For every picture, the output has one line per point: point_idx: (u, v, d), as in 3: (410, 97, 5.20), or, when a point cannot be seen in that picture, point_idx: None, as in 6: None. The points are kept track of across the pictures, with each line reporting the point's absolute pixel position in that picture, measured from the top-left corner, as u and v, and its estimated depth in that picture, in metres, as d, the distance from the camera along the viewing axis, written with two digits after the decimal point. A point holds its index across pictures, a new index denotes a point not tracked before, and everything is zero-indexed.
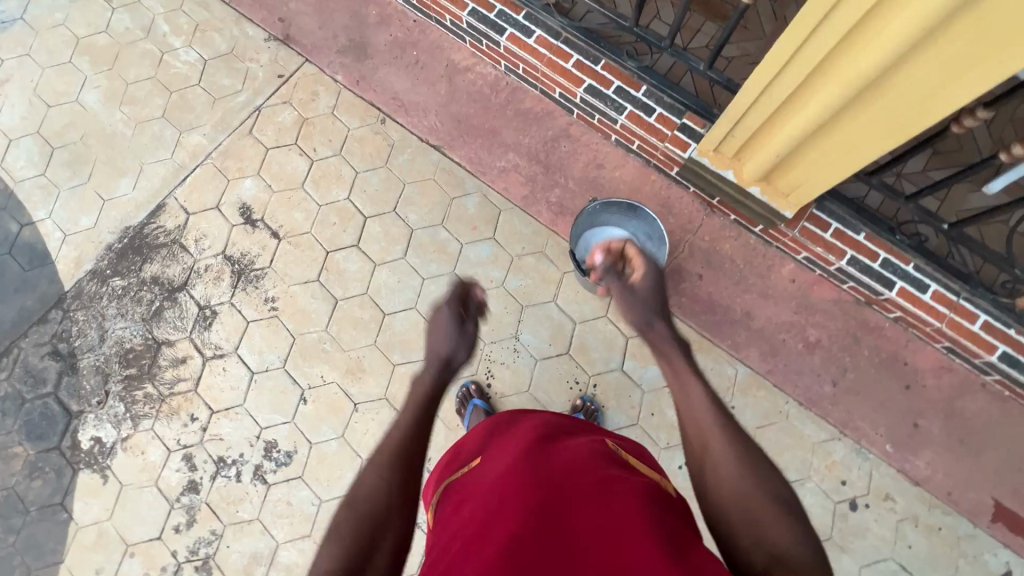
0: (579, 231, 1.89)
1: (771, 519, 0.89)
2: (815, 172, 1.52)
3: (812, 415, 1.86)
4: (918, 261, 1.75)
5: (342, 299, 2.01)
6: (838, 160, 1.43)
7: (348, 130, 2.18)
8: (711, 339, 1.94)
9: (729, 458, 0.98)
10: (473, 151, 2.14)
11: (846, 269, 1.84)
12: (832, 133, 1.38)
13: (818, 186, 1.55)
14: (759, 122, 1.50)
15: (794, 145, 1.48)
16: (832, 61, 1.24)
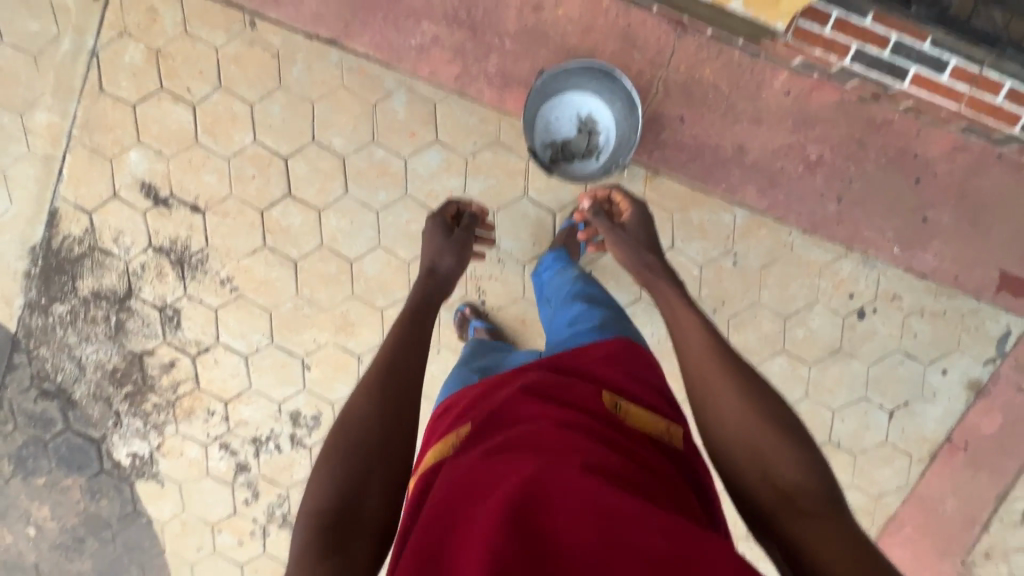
0: (533, 113, 1.56)
1: (776, 451, 0.93)
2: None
3: (817, 239, 1.77)
4: (936, 35, 1.50)
5: (300, 259, 1.82)
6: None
7: (215, 48, 1.70)
8: (705, 188, 1.76)
9: (746, 397, 0.98)
10: (377, 33, 1.68)
11: (852, 68, 1.58)
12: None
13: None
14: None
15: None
16: None
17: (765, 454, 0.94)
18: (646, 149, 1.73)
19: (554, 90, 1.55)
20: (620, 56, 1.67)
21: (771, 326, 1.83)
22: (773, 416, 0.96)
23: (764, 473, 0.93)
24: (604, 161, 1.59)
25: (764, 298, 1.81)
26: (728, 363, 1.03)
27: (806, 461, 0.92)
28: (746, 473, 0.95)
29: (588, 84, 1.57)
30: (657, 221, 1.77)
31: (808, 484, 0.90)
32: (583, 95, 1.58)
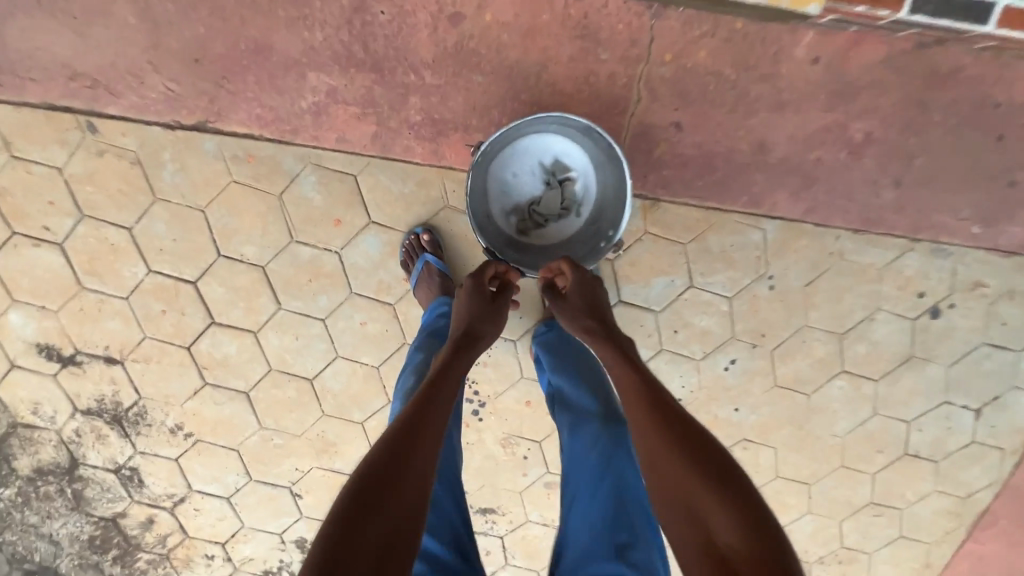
0: (484, 192, 1.19)
1: (711, 508, 0.75)
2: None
3: (873, 238, 1.39)
4: None
5: (251, 389, 1.52)
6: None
7: (59, 168, 1.30)
8: (722, 207, 1.35)
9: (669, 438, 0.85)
10: (255, 102, 1.25)
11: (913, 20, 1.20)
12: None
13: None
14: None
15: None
16: None
17: (691, 500, 0.78)
18: (638, 173, 1.32)
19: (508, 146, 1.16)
20: (581, 59, 1.22)
21: (825, 347, 1.50)
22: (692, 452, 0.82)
23: (690, 526, 0.76)
24: (591, 230, 1.22)
25: (814, 319, 1.46)
26: (644, 398, 0.93)
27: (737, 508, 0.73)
28: (678, 529, 0.78)
29: (554, 127, 1.17)
30: (667, 259, 1.39)
31: (737, 540, 0.70)
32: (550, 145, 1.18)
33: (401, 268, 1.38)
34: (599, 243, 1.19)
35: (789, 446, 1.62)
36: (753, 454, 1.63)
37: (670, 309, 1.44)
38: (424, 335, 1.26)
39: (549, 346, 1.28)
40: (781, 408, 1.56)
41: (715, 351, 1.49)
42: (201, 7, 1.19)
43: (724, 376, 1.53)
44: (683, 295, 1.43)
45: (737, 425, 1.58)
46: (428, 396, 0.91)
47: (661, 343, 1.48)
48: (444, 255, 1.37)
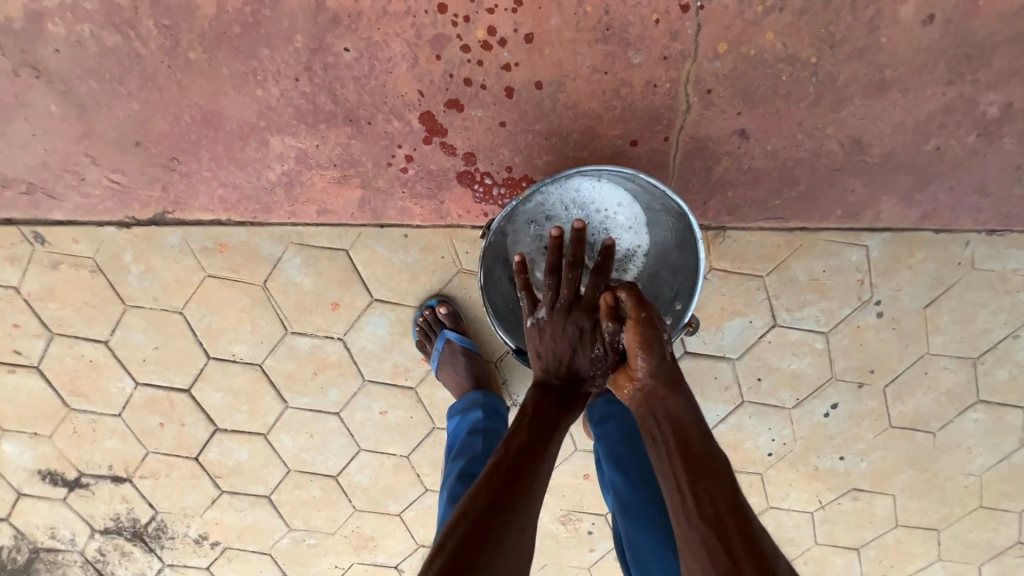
0: (535, 210, 0.95)
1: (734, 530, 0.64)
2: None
3: (1011, 238, 1.06)
4: None
5: (272, 492, 1.34)
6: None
7: (17, 287, 1.12)
8: (807, 227, 1.05)
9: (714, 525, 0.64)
10: (214, 183, 1.03)
11: None
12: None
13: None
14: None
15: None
16: None
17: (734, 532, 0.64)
18: (694, 201, 1.04)
19: (523, 230, 0.96)
20: (604, 70, 0.94)
21: (953, 378, 1.19)
22: (739, 510, 0.66)
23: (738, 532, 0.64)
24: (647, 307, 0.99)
25: (938, 345, 1.15)
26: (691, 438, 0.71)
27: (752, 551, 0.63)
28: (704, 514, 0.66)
29: (642, 203, 0.94)
30: (741, 298, 1.11)
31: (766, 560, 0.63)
32: (619, 210, 0.95)
33: (417, 349, 1.15)
34: (666, 320, 0.95)
35: (911, 491, 1.32)
36: (867, 504, 1.34)
37: (750, 355, 1.17)
38: (460, 454, 0.98)
39: (617, 464, 0.96)
40: (898, 451, 1.27)
41: (811, 397, 1.20)
42: (128, 78, 0.96)
43: (824, 424, 1.24)
44: (765, 337, 1.15)
45: (845, 475, 1.30)
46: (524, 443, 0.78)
47: (740, 395, 1.21)
48: (466, 327, 1.14)
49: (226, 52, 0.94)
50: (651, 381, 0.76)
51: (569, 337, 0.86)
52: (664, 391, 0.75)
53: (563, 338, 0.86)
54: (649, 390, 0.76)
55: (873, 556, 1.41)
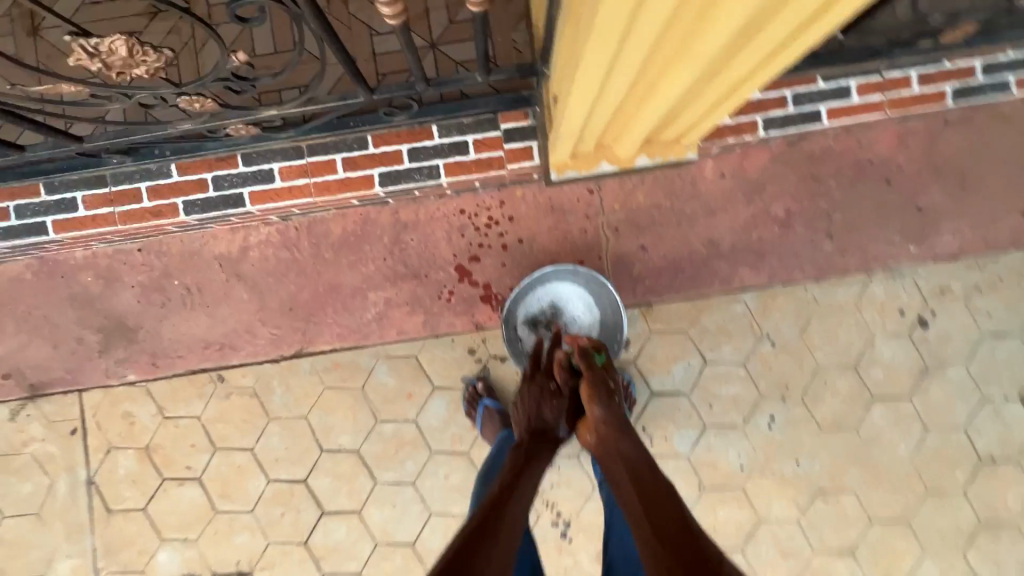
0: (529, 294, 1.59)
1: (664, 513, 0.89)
2: (787, 36, 0.70)
3: (833, 280, 1.68)
4: (892, 62, 1.47)
5: (363, 569, 1.67)
6: (833, 12, 0.62)
7: (198, 416, 1.68)
8: (703, 294, 1.68)
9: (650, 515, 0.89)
10: (335, 325, 1.69)
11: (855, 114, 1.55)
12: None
13: (828, 30, 0.68)
14: (618, 34, 0.71)
15: (749, 16, 0.63)
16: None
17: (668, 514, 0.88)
18: (627, 290, 1.68)
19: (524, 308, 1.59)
20: (557, 228, 1.66)
21: (847, 382, 1.67)
22: (668, 501, 0.92)
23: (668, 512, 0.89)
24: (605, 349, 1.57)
25: (823, 359, 1.67)
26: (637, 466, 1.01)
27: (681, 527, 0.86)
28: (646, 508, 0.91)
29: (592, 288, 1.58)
30: (677, 346, 1.67)
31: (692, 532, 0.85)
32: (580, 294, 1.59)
33: (467, 418, 1.66)
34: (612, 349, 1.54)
35: (866, 485, 1.67)
36: (837, 503, 1.67)
37: (698, 387, 1.67)
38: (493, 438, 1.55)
39: None
40: (837, 448, 1.67)
41: (752, 412, 1.66)
42: (289, 273, 1.68)
43: (772, 434, 1.67)
44: (703, 372, 1.67)
45: (807, 478, 1.67)
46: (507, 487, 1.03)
47: (702, 419, 1.67)
48: (498, 396, 1.66)
49: (345, 250, 1.68)
50: (600, 411, 1.13)
51: (536, 396, 1.25)
52: (614, 433, 1.09)
53: (529, 399, 1.25)
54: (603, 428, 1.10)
55: (867, 557, 1.67)
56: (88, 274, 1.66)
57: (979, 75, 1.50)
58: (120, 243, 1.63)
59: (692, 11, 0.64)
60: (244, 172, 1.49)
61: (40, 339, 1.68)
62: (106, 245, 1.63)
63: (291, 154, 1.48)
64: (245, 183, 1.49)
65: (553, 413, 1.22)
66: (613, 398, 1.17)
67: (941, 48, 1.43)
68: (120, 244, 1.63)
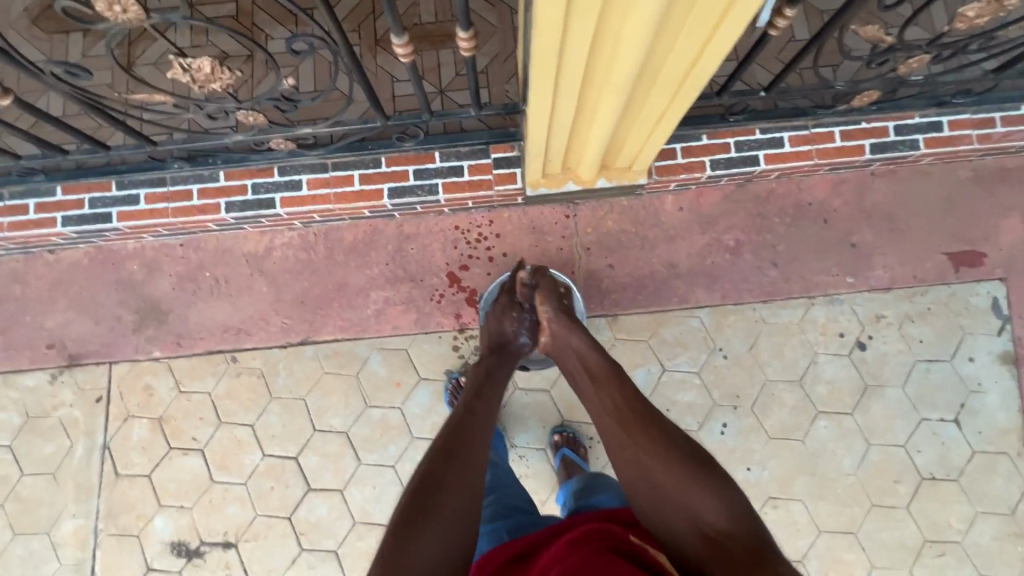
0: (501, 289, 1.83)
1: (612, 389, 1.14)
2: (687, 64, 1.02)
3: (779, 303, 1.90)
4: (817, 119, 1.78)
5: (340, 546, 1.79)
6: (711, 43, 0.96)
7: (210, 392, 1.90)
8: (663, 309, 1.90)
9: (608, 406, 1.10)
10: (338, 318, 1.93)
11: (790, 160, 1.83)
12: (688, 7, 0.86)
13: (716, 60, 1.01)
14: (556, 61, 1.01)
15: (649, 45, 0.95)
16: (608, 26, 0.91)
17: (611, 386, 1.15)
18: (596, 301, 1.91)
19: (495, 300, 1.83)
20: (537, 245, 1.93)
21: (793, 396, 1.84)
22: (613, 377, 1.18)
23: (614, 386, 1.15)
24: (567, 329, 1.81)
25: (771, 373, 1.85)
26: (586, 358, 1.27)
27: (622, 389, 1.13)
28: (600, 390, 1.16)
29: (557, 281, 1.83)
30: (639, 354, 1.87)
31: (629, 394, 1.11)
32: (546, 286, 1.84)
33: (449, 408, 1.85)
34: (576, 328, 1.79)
35: (813, 495, 1.78)
36: (786, 511, 1.78)
37: (656, 392, 1.85)
38: None
39: None
40: (785, 457, 1.80)
41: (706, 418, 1.83)
42: (304, 271, 1.95)
43: (725, 440, 1.82)
44: (661, 378, 1.86)
45: (757, 484, 1.79)
46: (463, 416, 1.14)
47: None
48: None
49: (354, 254, 1.96)
50: (549, 310, 1.43)
51: (499, 315, 1.52)
52: (565, 327, 1.37)
53: (493, 316, 1.52)
54: (554, 331, 1.39)
55: (816, 567, 1.75)
56: (134, 262, 1.95)
57: (891, 134, 1.81)
58: (166, 237, 1.93)
59: (608, 42, 0.96)
60: (277, 181, 1.80)
61: (84, 315, 1.94)
62: (154, 238, 1.93)
63: (318, 168, 1.79)
64: (276, 191, 1.79)
65: (513, 326, 1.49)
66: (563, 301, 1.48)
67: (855, 110, 1.75)
68: (165, 238, 1.93)
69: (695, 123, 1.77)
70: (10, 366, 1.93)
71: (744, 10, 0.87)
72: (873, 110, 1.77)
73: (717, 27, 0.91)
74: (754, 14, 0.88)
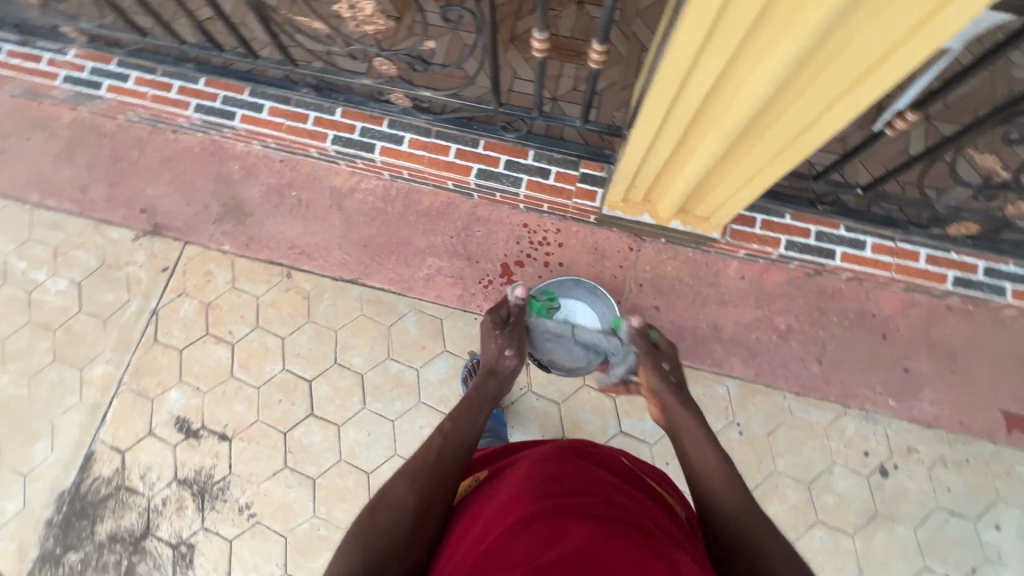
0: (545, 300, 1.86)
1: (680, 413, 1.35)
2: (797, 129, 1.11)
3: (812, 400, 1.86)
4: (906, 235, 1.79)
5: (318, 476, 1.87)
6: (831, 109, 1.03)
7: (258, 297, 2.04)
8: (693, 366, 1.90)
9: (697, 471, 1.18)
10: (391, 270, 2.04)
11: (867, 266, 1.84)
12: (820, 67, 0.95)
13: (826, 132, 1.10)
14: (678, 88, 1.09)
15: (771, 96, 1.03)
16: (738, 70, 1.01)
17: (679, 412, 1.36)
18: None
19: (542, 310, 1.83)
20: (593, 265, 1.98)
21: (797, 495, 1.78)
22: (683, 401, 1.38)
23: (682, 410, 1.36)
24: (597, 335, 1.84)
25: (780, 465, 1.81)
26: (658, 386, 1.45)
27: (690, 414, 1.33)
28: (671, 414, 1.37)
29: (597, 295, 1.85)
30: None
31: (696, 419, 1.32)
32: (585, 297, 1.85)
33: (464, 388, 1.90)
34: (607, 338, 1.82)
35: None
36: None
37: (661, 443, 1.84)
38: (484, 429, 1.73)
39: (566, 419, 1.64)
40: None
41: None
42: (375, 218, 2.08)
43: None
44: None
45: None
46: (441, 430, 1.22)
47: None
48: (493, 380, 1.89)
49: (424, 218, 2.07)
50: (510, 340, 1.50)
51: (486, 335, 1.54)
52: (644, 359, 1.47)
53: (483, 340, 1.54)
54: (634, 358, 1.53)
55: None
56: (236, 163, 2.14)
57: (978, 273, 1.83)
58: (271, 150, 2.11)
59: (733, 83, 1.04)
60: (382, 132, 1.93)
61: (178, 193, 2.14)
62: (260, 148, 2.12)
63: (422, 131, 1.93)
64: (379, 139, 1.93)
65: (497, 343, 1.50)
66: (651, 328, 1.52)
67: (947, 237, 1.78)
68: (270, 150, 2.12)
69: (782, 202, 1.81)
70: (103, 216, 2.15)
71: (870, 87, 0.97)
72: (965, 244, 1.79)
73: (842, 93, 1.00)
74: (877, 94, 0.98)
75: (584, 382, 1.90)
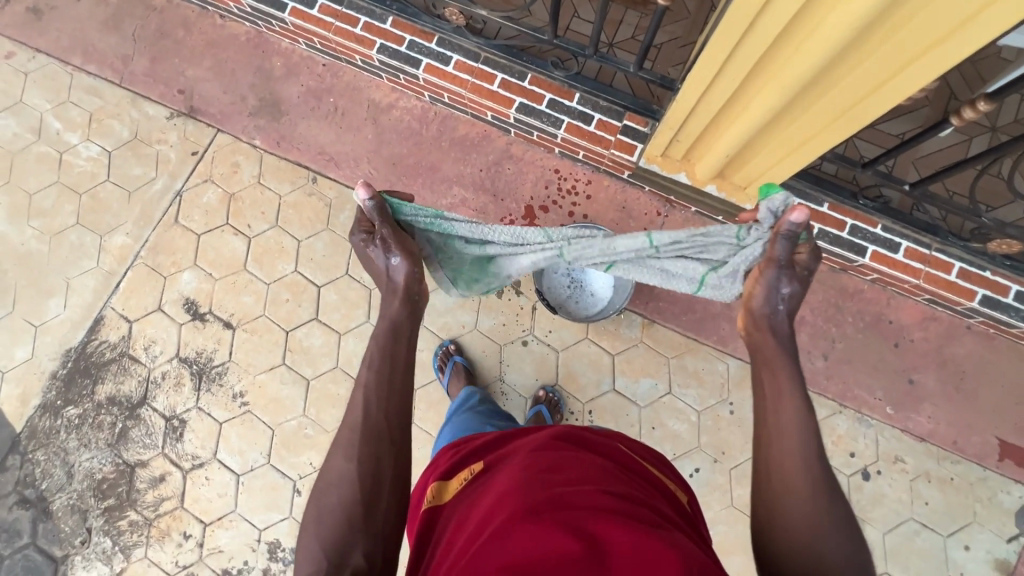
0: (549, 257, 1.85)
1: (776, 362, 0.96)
2: (863, 90, 1.06)
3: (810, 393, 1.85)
4: (942, 244, 1.70)
5: (313, 378, 1.91)
6: (908, 68, 0.97)
7: (280, 197, 2.04)
8: (698, 339, 1.88)
9: (771, 444, 0.89)
10: (416, 193, 2.03)
11: (893, 271, 1.75)
12: (906, 17, 0.88)
13: (893, 96, 1.05)
14: (745, 28, 1.03)
15: (843, 48, 0.97)
16: (813, 14, 0.94)
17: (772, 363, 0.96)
18: (642, 299, 1.91)
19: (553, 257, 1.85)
20: (617, 223, 1.95)
21: None
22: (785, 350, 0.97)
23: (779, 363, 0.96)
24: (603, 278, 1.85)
25: None
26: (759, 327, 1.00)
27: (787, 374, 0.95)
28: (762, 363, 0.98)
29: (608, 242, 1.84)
30: (654, 366, 1.87)
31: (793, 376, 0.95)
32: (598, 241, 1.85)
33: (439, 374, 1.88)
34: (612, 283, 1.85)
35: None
36: None
37: (651, 407, 1.85)
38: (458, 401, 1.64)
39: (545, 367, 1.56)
40: (735, 530, 1.77)
41: (683, 455, 1.81)
42: (408, 139, 2.05)
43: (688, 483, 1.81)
44: (663, 398, 1.85)
45: None
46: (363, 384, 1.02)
47: (639, 434, 1.83)
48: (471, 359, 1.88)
49: (457, 147, 2.04)
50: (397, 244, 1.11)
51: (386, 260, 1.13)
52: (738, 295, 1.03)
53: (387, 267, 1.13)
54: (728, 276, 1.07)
55: None
56: (278, 59, 2.11)
57: (1009, 297, 1.70)
58: (315, 51, 2.08)
59: (805, 30, 0.98)
60: (430, 49, 1.86)
61: (218, 79, 2.12)
62: (305, 48, 2.08)
63: (470, 55, 1.85)
64: (425, 56, 1.86)
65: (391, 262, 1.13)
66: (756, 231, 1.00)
67: (985, 253, 1.67)
68: (314, 52, 2.08)
69: (824, 189, 1.72)
70: (141, 90, 2.15)
71: (954, 47, 0.91)
72: (1002, 265, 1.68)
73: (924, 51, 0.94)
74: (960, 57, 0.93)
75: (586, 335, 1.90)
